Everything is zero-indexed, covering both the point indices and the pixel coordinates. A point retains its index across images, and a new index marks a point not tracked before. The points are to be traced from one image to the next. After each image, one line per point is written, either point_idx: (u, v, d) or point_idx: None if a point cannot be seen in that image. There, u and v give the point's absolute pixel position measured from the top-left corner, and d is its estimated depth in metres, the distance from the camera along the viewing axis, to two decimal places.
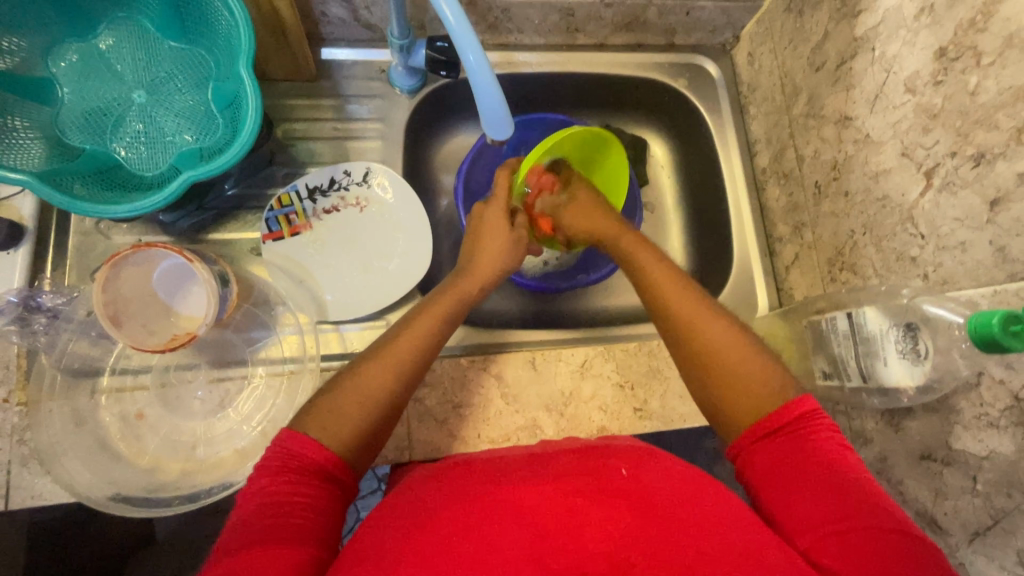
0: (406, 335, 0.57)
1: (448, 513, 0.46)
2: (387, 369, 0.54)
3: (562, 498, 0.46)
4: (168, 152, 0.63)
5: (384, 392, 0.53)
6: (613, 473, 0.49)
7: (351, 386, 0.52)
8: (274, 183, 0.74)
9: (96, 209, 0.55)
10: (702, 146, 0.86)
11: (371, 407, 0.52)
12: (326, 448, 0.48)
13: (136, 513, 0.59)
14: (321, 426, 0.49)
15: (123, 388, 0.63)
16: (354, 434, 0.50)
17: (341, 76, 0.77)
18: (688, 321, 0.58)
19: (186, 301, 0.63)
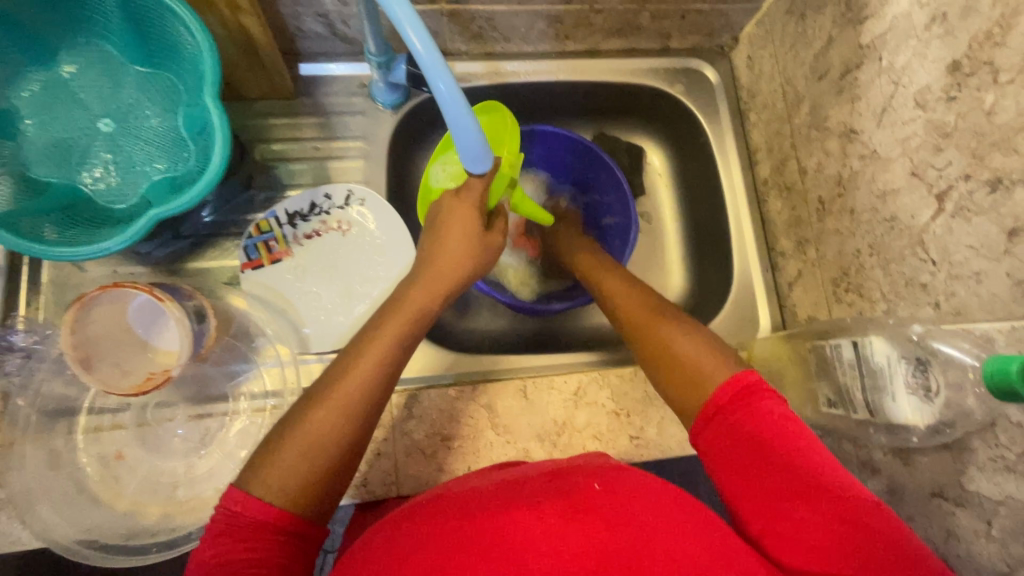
0: (317, 412, 0.47)
1: (419, 557, 0.41)
2: (298, 453, 0.46)
3: (539, 523, 0.41)
4: (138, 183, 0.61)
5: (303, 480, 0.45)
6: (586, 487, 0.45)
7: (295, 441, 0.46)
8: (253, 208, 0.71)
9: (59, 252, 0.53)
10: (700, 155, 0.82)
11: (298, 498, 0.45)
12: (275, 509, 0.44)
13: (115, 563, 0.57)
14: (266, 486, 0.44)
15: (101, 428, 0.61)
16: (310, 490, 0.45)
17: (320, 93, 0.74)
18: (714, 374, 0.53)
19: (162, 336, 0.62)
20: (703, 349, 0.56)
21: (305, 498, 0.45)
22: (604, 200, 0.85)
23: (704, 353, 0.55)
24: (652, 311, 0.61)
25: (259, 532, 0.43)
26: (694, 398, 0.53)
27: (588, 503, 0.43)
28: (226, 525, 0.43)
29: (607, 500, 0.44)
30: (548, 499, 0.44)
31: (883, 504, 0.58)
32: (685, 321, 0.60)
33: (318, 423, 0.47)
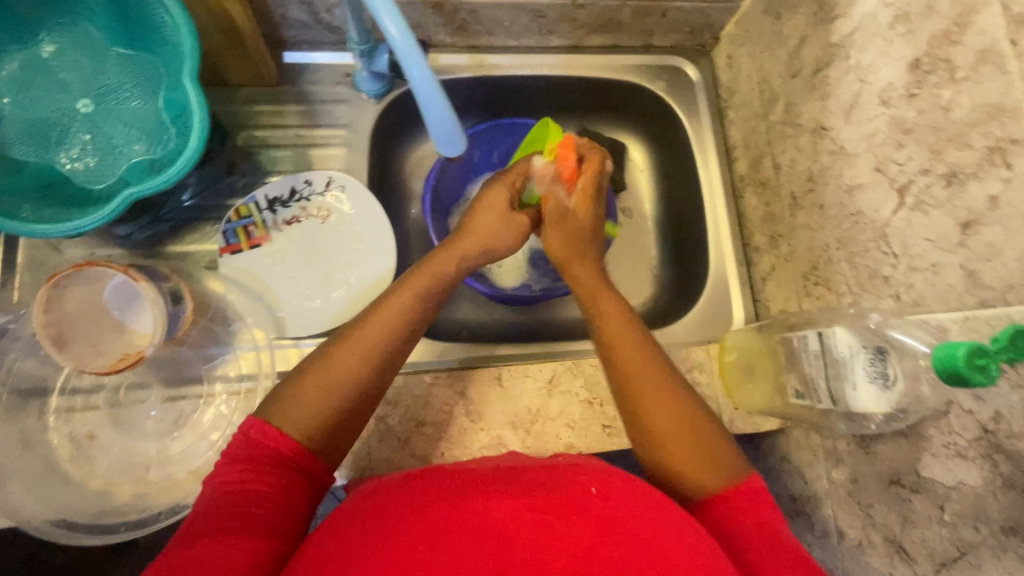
0: (344, 349, 0.52)
1: (411, 523, 0.41)
2: (319, 388, 0.50)
3: (529, 513, 0.42)
4: (116, 164, 0.60)
5: (321, 414, 0.49)
6: (580, 487, 0.44)
7: (318, 373, 0.50)
8: (234, 193, 0.72)
9: (36, 229, 0.53)
10: (680, 151, 0.84)
11: (314, 430, 0.48)
12: (291, 440, 0.47)
13: (83, 540, 0.57)
14: (286, 417, 0.48)
15: (73, 408, 0.61)
16: (324, 427, 0.49)
17: (304, 81, 0.75)
18: (658, 419, 0.52)
19: (138, 318, 0.61)
20: (677, 418, 0.52)
21: (322, 434, 0.49)
22: None
23: (682, 414, 0.52)
24: (637, 364, 0.56)
25: (270, 464, 0.46)
26: (660, 462, 0.51)
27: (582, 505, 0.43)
28: (242, 453, 0.46)
29: (599, 500, 0.43)
30: (544, 493, 0.44)
31: (846, 492, 0.59)
32: (673, 393, 0.53)
33: (343, 358, 0.51)
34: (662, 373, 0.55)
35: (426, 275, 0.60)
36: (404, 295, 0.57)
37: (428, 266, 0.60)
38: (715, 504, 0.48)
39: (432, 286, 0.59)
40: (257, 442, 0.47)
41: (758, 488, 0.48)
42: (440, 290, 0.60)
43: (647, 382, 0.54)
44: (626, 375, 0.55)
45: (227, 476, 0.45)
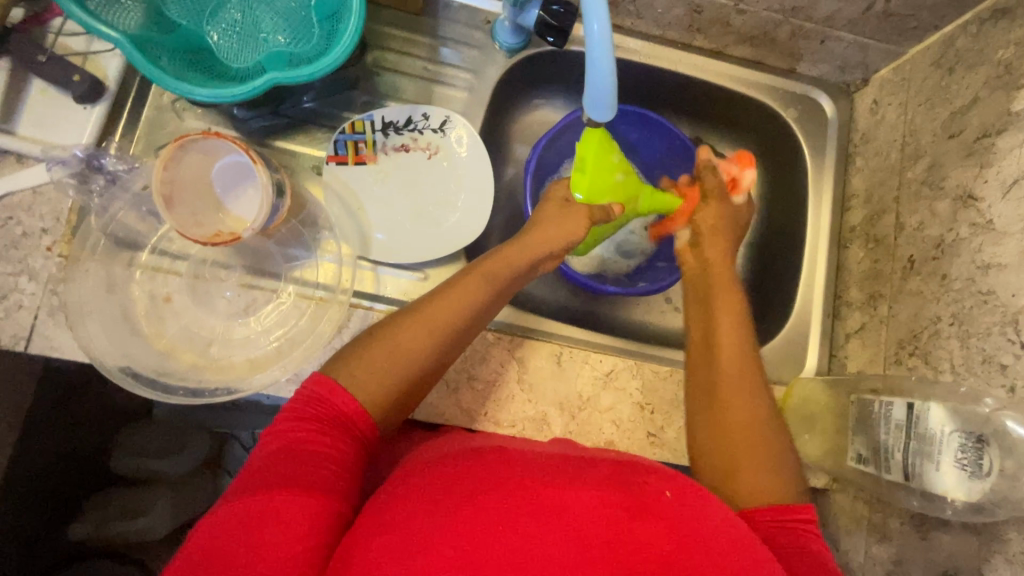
0: (411, 326, 0.52)
1: (482, 500, 0.43)
2: (388, 358, 0.51)
3: (604, 508, 0.42)
4: (256, 48, 0.61)
5: (389, 386, 0.51)
6: (656, 493, 0.44)
7: (385, 343, 0.52)
8: (351, 108, 0.72)
9: (180, 87, 0.55)
10: (792, 185, 0.81)
11: (375, 397, 0.50)
12: (353, 399, 0.49)
13: (143, 392, 0.59)
14: (348, 377, 0.50)
15: (158, 269, 0.64)
16: (384, 390, 0.50)
17: (443, 16, 0.74)
18: (744, 459, 0.51)
19: (237, 201, 0.64)
20: (752, 413, 0.54)
21: (380, 399, 0.50)
22: None
23: (761, 445, 0.52)
24: (732, 357, 0.58)
25: (336, 426, 0.48)
26: (729, 470, 0.51)
27: (659, 509, 0.43)
28: (308, 412, 0.48)
29: (673, 510, 0.43)
30: (619, 492, 0.43)
31: (885, 571, 0.57)
32: (758, 376, 0.57)
33: (414, 335, 0.52)
34: (751, 391, 0.56)
35: (499, 271, 0.58)
36: (475, 279, 0.57)
37: (500, 258, 0.60)
38: (753, 513, 0.48)
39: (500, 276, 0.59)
40: (326, 400, 0.49)
41: (809, 514, 0.48)
42: (513, 283, 0.60)
43: (739, 409, 0.54)
44: (723, 413, 0.55)
45: (287, 433, 0.46)
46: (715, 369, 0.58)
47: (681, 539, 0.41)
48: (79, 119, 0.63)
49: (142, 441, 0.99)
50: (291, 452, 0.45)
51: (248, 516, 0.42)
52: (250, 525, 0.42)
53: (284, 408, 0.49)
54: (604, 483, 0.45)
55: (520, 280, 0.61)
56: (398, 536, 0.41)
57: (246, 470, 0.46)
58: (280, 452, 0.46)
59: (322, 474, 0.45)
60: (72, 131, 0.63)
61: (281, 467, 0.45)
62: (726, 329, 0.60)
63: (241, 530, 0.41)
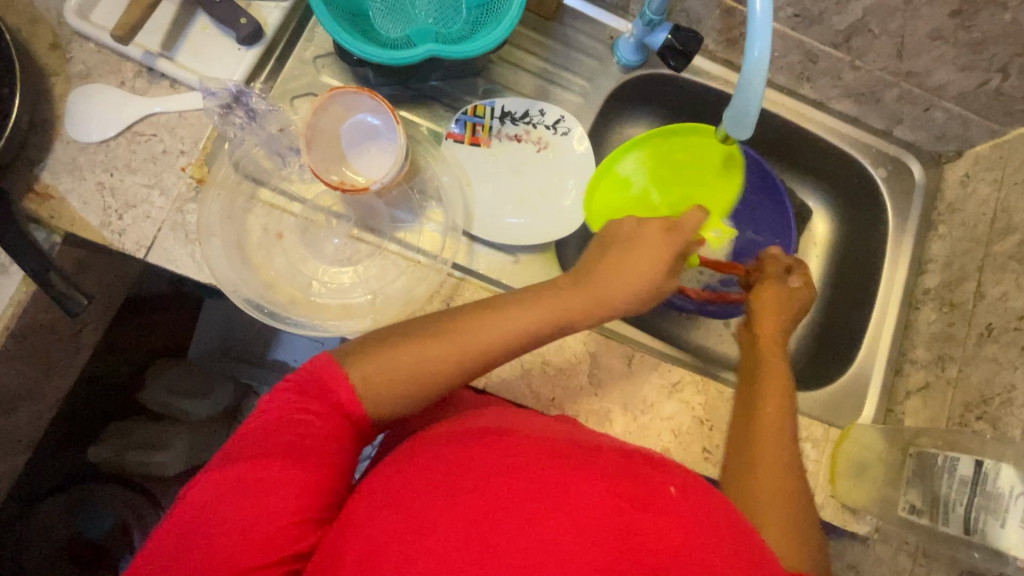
0: (437, 340, 0.53)
1: (486, 484, 0.43)
2: (406, 371, 0.51)
3: (609, 499, 0.41)
4: (407, 23, 0.67)
5: (404, 399, 0.51)
6: (662, 486, 0.44)
7: (405, 353, 0.52)
8: (472, 93, 0.77)
9: (349, 41, 0.59)
10: (869, 240, 0.83)
11: (384, 407, 0.51)
12: (358, 405, 0.49)
13: (253, 314, 0.64)
14: (361, 380, 0.50)
15: (276, 206, 0.68)
16: (395, 403, 0.51)
17: (570, 25, 0.79)
18: (764, 489, 0.54)
19: (359, 157, 0.68)
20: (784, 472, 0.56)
21: (386, 408, 0.51)
22: (762, 240, 0.86)
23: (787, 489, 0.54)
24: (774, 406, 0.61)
25: (337, 414, 0.49)
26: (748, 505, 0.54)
27: (662, 500, 0.42)
28: (312, 389, 0.49)
29: (677, 505, 0.42)
30: (624, 482, 0.43)
31: None
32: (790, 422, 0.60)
33: (433, 353, 0.52)
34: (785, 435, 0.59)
35: (539, 309, 0.56)
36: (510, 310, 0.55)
37: (552, 300, 0.57)
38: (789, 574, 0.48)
39: (540, 318, 0.56)
40: (328, 382, 0.49)
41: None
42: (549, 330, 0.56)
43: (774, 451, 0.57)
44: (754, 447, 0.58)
45: (286, 407, 0.47)
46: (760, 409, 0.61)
47: (681, 529, 0.40)
48: (234, 58, 0.68)
49: (172, 381, 1.11)
50: (286, 425, 0.46)
51: (242, 484, 0.43)
52: (243, 496, 0.43)
53: (286, 381, 0.50)
54: (610, 474, 0.44)
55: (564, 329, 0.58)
56: (400, 512, 0.42)
57: (240, 436, 0.47)
58: (279, 420, 0.47)
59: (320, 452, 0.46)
60: (228, 68, 0.68)
61: (282, 439, 0.46)
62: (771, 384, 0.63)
63: (234, 499, 0.43)
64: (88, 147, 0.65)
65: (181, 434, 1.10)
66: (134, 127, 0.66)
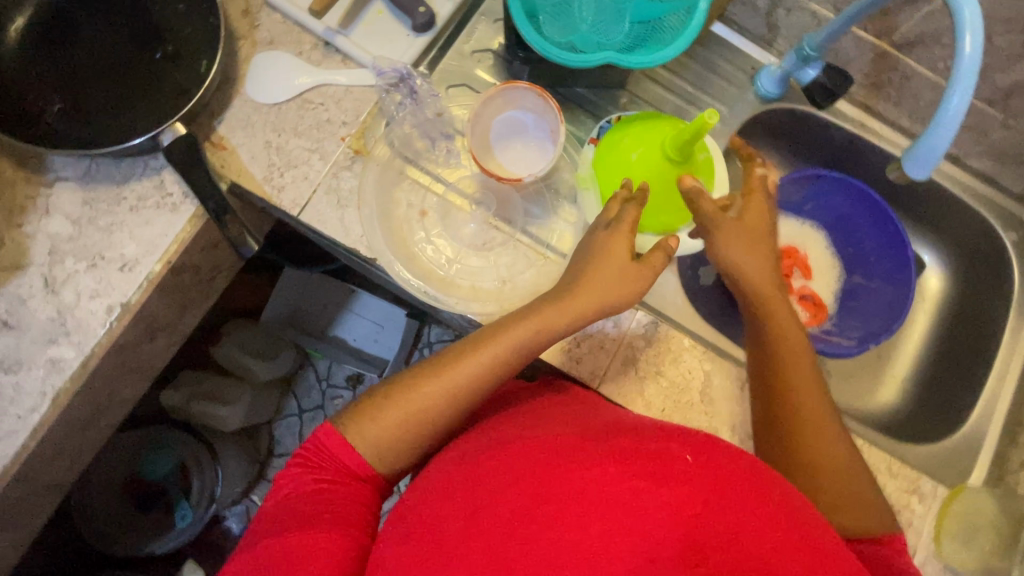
0: (427, 385, 0.57)
1: (505, 497, 0.46)
2: (401, 420, 0.56)
3: (623, 480, 0.44)
4: (572, 30, 0.69)
5: (403, 446, 0.56)
6: (676, 456, 0.46)
7: (397, 404, 0.56)
8: (613, 103, 0.79)
9: (539, 41, 0.63)
10: (989, 302, 0.81)
11: (388, 459, 0.56)
12: (359, 459, 0.55)
13: (395, 276, 0.68)
14: (359, 437, 0.56)
15: (422, 186, 0.72)
16: (395, 451, 0.56)
17: (715, 52, 0.81)
18: (825, 492, 0.55)
19: (506, 150, 0.71)
20: (835, 463, 0.56)
21: (390, 457, 0.56)
22: (873, 285, 0.86)
23: (833, 459, 0.56)
24: (811, 405, 0.58)
25: (343, 472, 0.55)
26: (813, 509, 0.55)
27: (679, 471, 0.44)
28: (314, 460, 0.55)
29: (698, 471, 0.45)
30: (635, 460, 0.46)
31: None
32: (831, 420, 0.58)
33: (424, 395, 0.57)
34: (825, 428, 0.57)
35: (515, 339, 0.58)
36: (491, 349, 0.58)
37: (526, 320, 0.59)
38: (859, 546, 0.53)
39: (519, 342, 0.58)
40: (322, 448, 0.56)
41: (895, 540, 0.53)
42: (535, 351, 0.59)
43: (815, 452, 0.56)
44: (799, 403, 0.58)
45: (300, 480, 0.54)
46: (798, 419, 0.58)
47: (699, 496, 0.43)
48: (404, 42, 0.72)
49: (245, 341, 1.15)
50: (305, 496, 0.53)
51: (278, 550, 0.49)
52: (285, 558, 0.49)
53: (295, 459, 0.56)
54: (625, 454, 0.46)
55: (546, 345, 0.60)
56: (433, 528, 0.46)
57: (266, 516, 0.53)
58: (299, 493, 0.53)
59: (338, 510, 0.52)
60: (399, 51, 0.72)
61: (301, 507, 0.52)
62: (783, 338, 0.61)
63: (277, 561, 0.49)
64: (262, 107, 0.70)
65: (245, 392, 1.16)
66: (306, 95, 0.71)
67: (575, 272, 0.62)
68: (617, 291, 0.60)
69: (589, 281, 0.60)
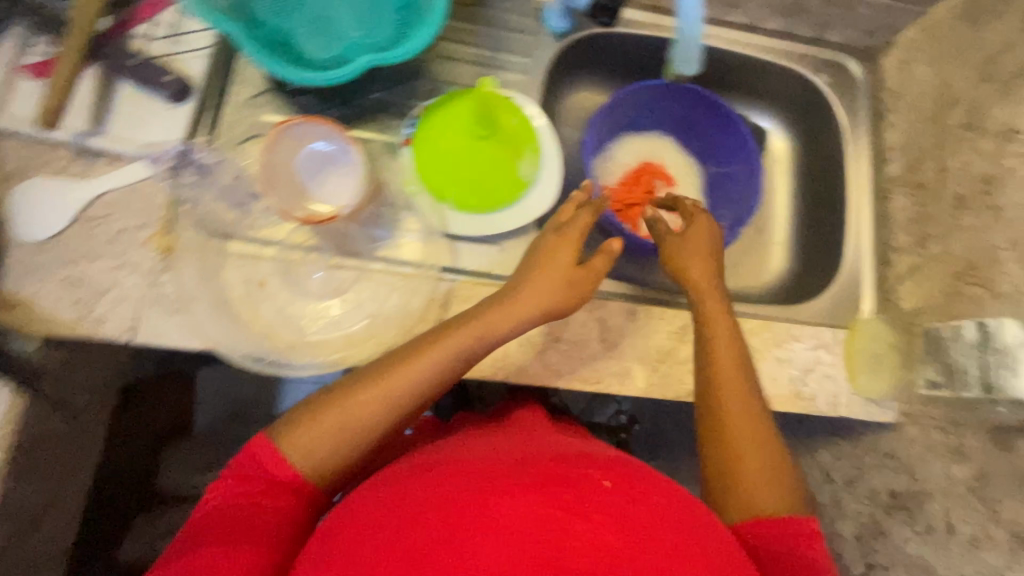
0: (367, 392, 0.54)
1: (412, 527, 0.42)
2: (337, 426, 0.53)
3: (542, 507, 0.41)
4: (335, 42, 0.65)
5: (338, 456, 0.53)
6: (603, 486, 0.44)
7: (336, 411, 0.53)
8: (416, 95, 0.76)
9: (290, 72, 0.59)
10: (827, 146, 0.85)
11: (319, 469, 0.52)
12: (290, 467, 0.51)
13: (252, 366, 0.64)
14: (292, 445, 0.52)
15: (250, 255, 0.66)
16: (328, 461, 0.52)
17: (496, 6, 0.79)
18: (745, 464, 0.55)
19: (321, 186, 0.66)
20: (755, 434, 0.56)
21: (322, 468, 0.52)
22: (727, 169, 0.89)
23: (754, 432, 0.56)
24: (732, 384, 0.59)
25: (274, 487, 0.51)
26: (730, 479, 0.54)
27: (601, 501, 0.42)
28: (244, 470, 0.51)
29: (620, 500, 0.43)
30: (561, 490, 0.43)
31: (967, 489, 0.61)
32: (751, 393, 0.58)
33: (365, 402, 0.54)
34: (754, 413, 0.57)
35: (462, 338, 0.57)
36: (439, 350, 0.57)
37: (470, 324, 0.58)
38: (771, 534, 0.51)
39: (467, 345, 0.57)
40: (254, 458, 0.52)
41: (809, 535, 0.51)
42: (479, 351, 0.58)
43: (740, 425, 0.57)
44: (727, 380, 0.59)
45: (230, 491, 0.50)
46: (720, 390, 0.59)
47: (618, 524, 0.41)
48: (169, 118, 0.66)
49: (188, 456, 1.08)
50: (229, 512, 0.49)
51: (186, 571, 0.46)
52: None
53: (229, 465, 0.53)
54: (551, 481, 0.44)
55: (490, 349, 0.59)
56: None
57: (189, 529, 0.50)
58: (227, 506, 0.50)
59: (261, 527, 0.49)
60: (164, 128, 0.66)
61: (229, 520, 0.49)
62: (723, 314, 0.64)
63: None
64: (39, 244, 0.62)
65: None
66: (86, 212, 0.63)
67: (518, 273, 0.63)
68: (545, 297, 0.61)
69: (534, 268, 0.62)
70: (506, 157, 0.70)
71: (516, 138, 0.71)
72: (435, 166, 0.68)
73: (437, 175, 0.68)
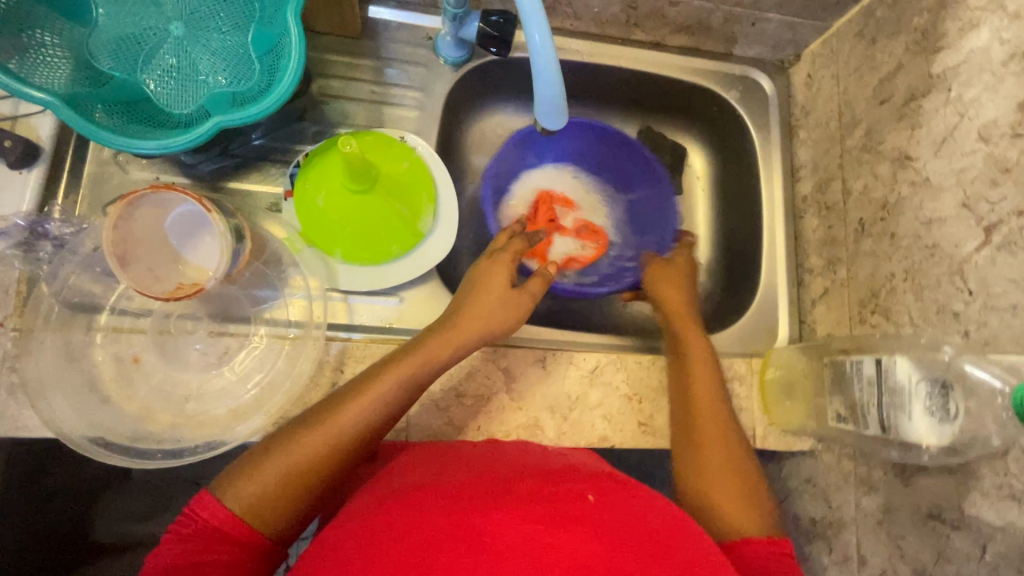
0: (312, 434, 0.50)
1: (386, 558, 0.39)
2: (283, 473, 0.48)
3: (524, 524, 0.40)
4: (196, 94, 0.57)
5: (291, 504, 0.48)
6: (580, 497, 0.45)
7: (283, 454, 0.49)
8: (303, 139, 0.71)
9: (122, 142, 0.53)
10: (741, 164, 0.83)
11: (272, 519, 0.47)
12: (241, 520, 0.46)
13: (115, 460, 0.57)
14: (239, 496, 0.47)
15: (120, 329, 0.62)
16: (281, 512, 0.48)
17: (384, 36, 0.74)
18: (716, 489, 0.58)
19: (195, 250, 0.61)
20: (728, 463, 0.60)
21: (275, 518, 0.48)
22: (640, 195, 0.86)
23: (722, 460, 0.61)
24: (708, 416, 0.63)
25: (221, 540, 0.46)
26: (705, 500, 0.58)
27: (580, 513, 0.42)
28: (191, 530, 0.46)
29: (597, 509, 0.43)
30: (538, 506, 0.43)
31: (876, 521, 0.61)
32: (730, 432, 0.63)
33: (311, 443, 0.50)
34: (724, 438, 0.62)
35: (419, 361, 0.56)
36: (391, 375, 0.54)
37: (424, 347, 0.57)
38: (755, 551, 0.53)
39: (420, 373, 0.55)
40: (199, 517, 0.46)
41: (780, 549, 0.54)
42: (430, 374, 0.57)
43: (715, 453, 0.61)
44: (703, 410, 0.64)
45: (173, 553, 0.45)
46: (696, 417, 0.63)
47: (597, 531, 0.41)
48: (16, 186, 0.61)
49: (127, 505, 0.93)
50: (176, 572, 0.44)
51: None
52: None
53: (169, 530, 0.47)
54: (524, 500, 0.44)
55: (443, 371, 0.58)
56: None
57: None
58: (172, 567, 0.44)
59: None
60: (10, 197, 0.60)
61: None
62: (694, 341, 0.69)
63: None
64: None
65: None
66: None
67: (464, 295, 0.63)
68: (491, 316, 0.62)
69: (477, 294, 0.63)
70: (392, 205, 0.68)
71: (404, 182, 0.69)
72: (320, 220, 0.67)
73: (321, 228, 0.66)
